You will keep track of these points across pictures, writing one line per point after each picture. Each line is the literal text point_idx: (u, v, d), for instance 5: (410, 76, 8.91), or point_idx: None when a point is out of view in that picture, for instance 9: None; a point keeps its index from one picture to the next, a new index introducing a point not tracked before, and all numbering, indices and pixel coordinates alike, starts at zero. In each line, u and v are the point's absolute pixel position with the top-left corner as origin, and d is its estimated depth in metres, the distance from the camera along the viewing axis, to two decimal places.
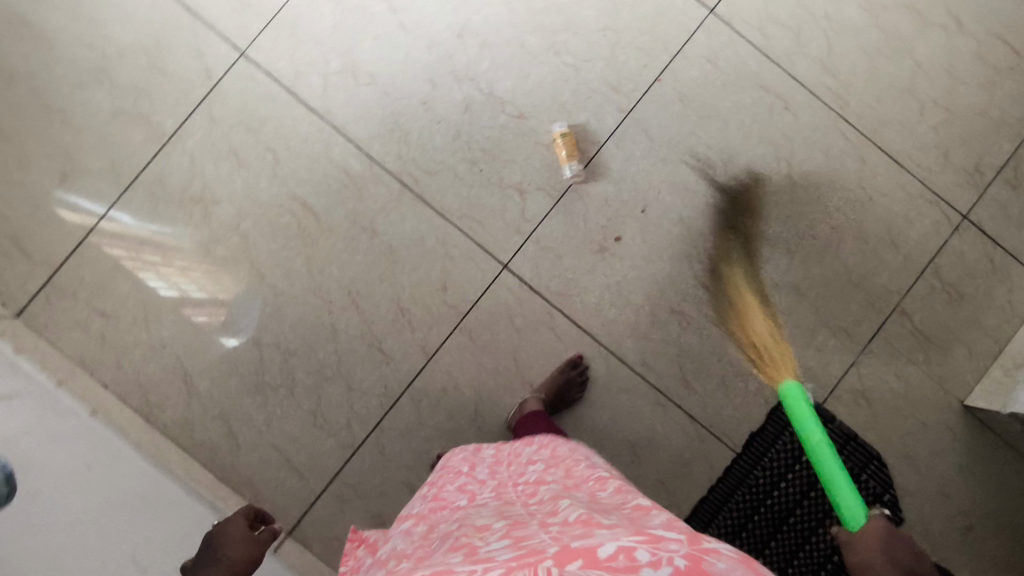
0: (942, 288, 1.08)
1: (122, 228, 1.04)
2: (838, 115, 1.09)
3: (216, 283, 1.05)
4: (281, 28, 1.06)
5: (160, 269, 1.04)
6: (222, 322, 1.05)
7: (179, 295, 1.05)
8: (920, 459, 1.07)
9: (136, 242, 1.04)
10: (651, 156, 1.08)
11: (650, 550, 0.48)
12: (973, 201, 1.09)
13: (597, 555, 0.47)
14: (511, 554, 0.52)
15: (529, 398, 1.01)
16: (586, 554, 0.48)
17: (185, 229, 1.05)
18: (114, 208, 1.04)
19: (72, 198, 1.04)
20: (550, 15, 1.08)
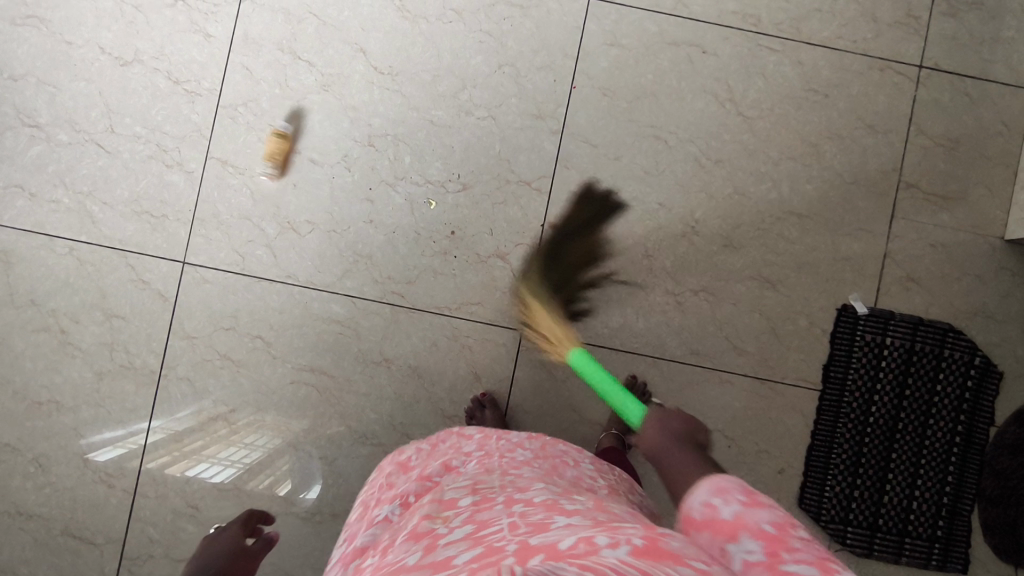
0: (933, 143, 1.05)
1: (156, 439, 1.02)
2: (756, 34, 1.06)
3: (265, 441, 1.02)
4: (206, 221, 1.04)
5: (209, 455, 1.02)
6: (288, 482, 1.02)
7: (238, 471, 1.02)
8: (992, 309, 1.05)
9: (175, 441, 1.02)
10: (603, 161, 1.05)
11: (608, 539, 0.47)
12: (921, 48, 1.05)
13: (555, 550, 0.46)
14: (475, 555, 0.49)
15: (603, 437, 0.99)
16: (544, 549, 0.47)
17: (211, 408, 1.03)
18: (142, 421, 1.03)
19: (99, 440, 1.02)
20: (443, 80, 1.05)
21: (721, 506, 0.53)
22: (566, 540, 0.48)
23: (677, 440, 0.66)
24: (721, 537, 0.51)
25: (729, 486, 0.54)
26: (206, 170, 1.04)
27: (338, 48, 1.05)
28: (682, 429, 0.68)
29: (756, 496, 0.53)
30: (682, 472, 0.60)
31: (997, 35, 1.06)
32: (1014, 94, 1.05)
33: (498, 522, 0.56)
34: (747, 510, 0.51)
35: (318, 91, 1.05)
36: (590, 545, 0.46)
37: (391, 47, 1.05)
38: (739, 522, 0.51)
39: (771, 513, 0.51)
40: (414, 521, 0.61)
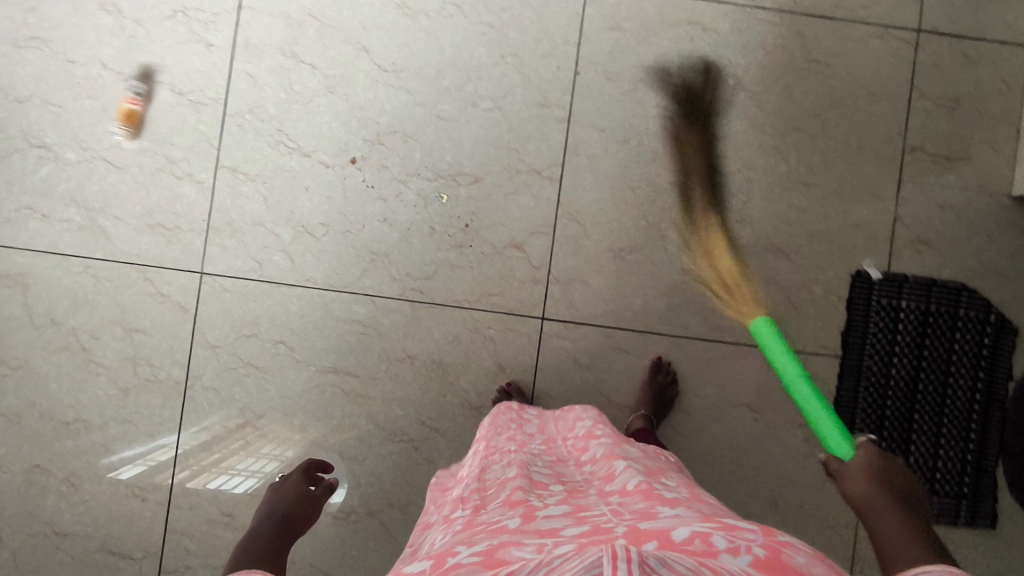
0: (936, 106, 1.06)
1: (175, 454, 1.02)
2: (755, 7, 1.06)
3: (285, 448, 1.02)
4: (220, 230, 1.04)
5: (230, 466, 1.02)
6: None
7: (260, 480, 1.02)
8: (1002, 266, 1.07)
9: (194, 455, 1.02)
10: (611, 144, 1.06)
11: (725, 540, 0.52)
12: (920, 12, 1.06)
13: (670, 541, 0.52)
14: (582, 531, 0.56)
15: (635, 419, 0.99)
16: (660, 540, 0.53)
17: (229, 419, 1.03)
18: (160, 437, 1.03)
19: (117, 459, 1.02)
20: (447, 75, 1.05)
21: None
22: (680, 531, 0.53)
23: (886, 485, 0.64)
24: None
25: None
26: (216, 179, 1.04)
27: (341, 49, 1.05)
28: (898, 479, 0.65)
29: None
30: (890, 512, 0.61)
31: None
32: (1013, 51, 1.06)
33: (596, 507, 0.63)
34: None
35: (323, 93, 1.05)
36: (709, 543, 0.51)
37: (393, 45, 1.05)
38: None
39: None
40: (508, 489, 0.68)
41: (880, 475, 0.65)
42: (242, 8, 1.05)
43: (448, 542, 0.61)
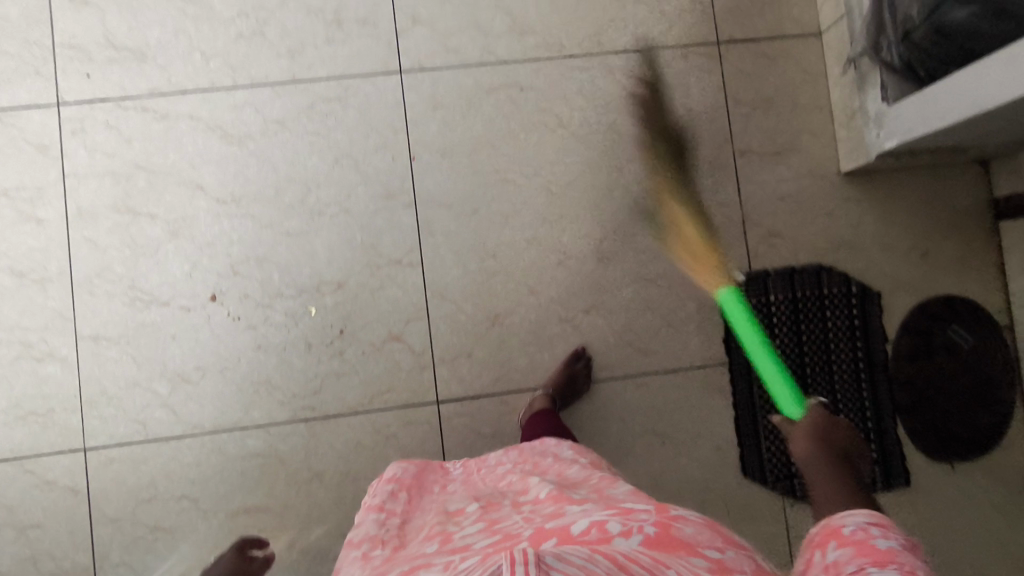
0: (751, 108, 1.13)
1: None
2: (562, 58, 1.10)
3: None
4: (94, 400, 1.01)
5: None
6: None
7: None
8: (850, 239, 1.13)
9: None
10: (462, 217, 1.07)
11: (621, 526, 0.58)
12: (713, 26, 1.13)
13: (569, 534, 0.57)
14: (493, 541, 0.59)
15: (535, 398, 1.03)
16: (563, 539, 0.57)
17: None
18: None
19: None
20: (286, 190, 1.05)
21: (877, 537, 0.58)
22: (580, 525, 0.58)
23: (828, 449, 0.81)
24: (867, 558, 0.56)
25: (888, 524, 0.60)
26: (79, 351, 1.02)
27: (175, 192, 1.04)
28: (840, 436, 0.84)
29: (912, 546, 0.58)
30: (818, 454, 0.80)
31: None
32: (805, 42, 1.13)
33: (509, 518, 0.66)
34: (900, 549, 0.56)
35: (168, 239, 1.04)
36: (604, 531, 0.57)
37: (226, 175, 1.05)
38: (889, 553, 0.56)
39: (918, 560, 0.56)
40: (427, 528, 0.69)
41: (815, 433, 0.84)
42: (66, 176, 1.04)
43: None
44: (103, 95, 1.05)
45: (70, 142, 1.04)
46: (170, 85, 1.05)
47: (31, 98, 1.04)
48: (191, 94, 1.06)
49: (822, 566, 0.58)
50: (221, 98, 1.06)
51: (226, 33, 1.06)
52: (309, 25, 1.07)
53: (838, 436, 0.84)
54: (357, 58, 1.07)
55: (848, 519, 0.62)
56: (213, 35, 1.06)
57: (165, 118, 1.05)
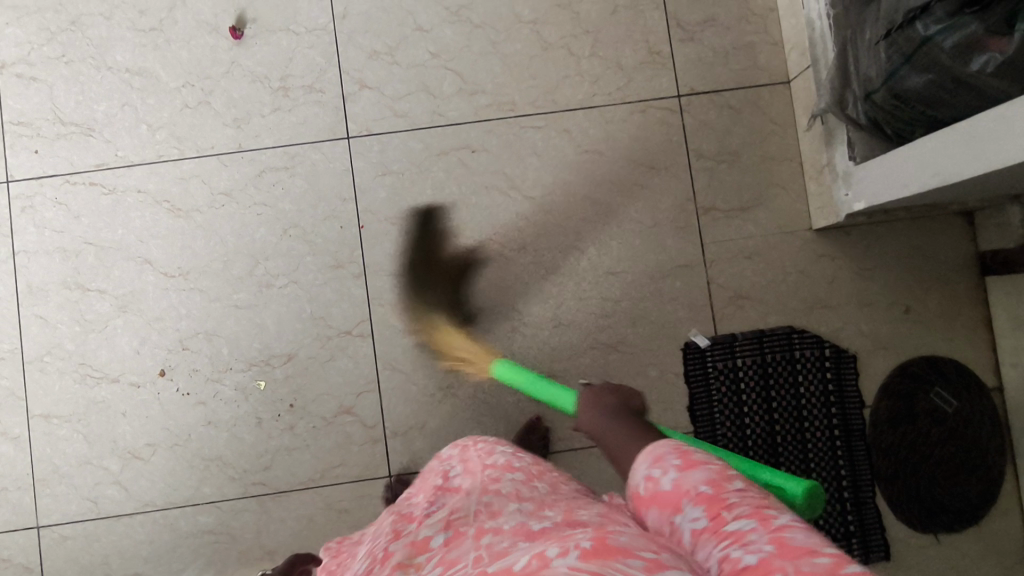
0: (715, 162, 1.07)
1: None
2: (515, 117, 1.07)
3: None
4: (47, 478, 1.02)
5: None
6: None
7: None
8: (825, 298, 1.07)
9: None
10: (413, 286, 1.05)
11: (557, 548, 0.44)
12: (673, 78, 1.08)
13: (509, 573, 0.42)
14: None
15: None
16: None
17: None
18: None
19: None
20: (234, 262, 1.04)
21: (662, 476, 0.53)
22: (519, 560, 0.44)
23: (609, 410, 0.71)
24: (665, 507, 0.51)
25: (663, 454, 0.55)
26: (31, 429, 1.02)
27: (124, 266, 1.04)
28: (610, 398, 0.73)
29: (727, 472, 0.52)
30: (590, 417, 0.72)
31: (737, 45, 1.09)
32: (772, 91, 1.08)
33: (461, 556, 0.50)
34: (681, 474, 0.52)
35: (117, 314, 1.03)
36: (542, 557, 0.43)
37: (175, 249, 1.04)
38: (678, 490, 0.51)
39: (702, 471, 0.51)
40: (376, 571, 0.52)
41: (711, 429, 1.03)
42: (16, 254, 1.04)
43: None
44: (52, 171, 1.05)
45: (20, 219, 1.04)
46: (116, 158, 1.05)
47: None
48: (137, 167, 1.05)
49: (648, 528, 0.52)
50: (168, 170, 1.05)
51: (171, 104, 1.05)
52: (255, 93, 1.06)
53: (613, 393, 0.73)
54: (304, 126, 1.06)
55: (636, 475, 0.56)
56: (159, 107, 1.05)
57: (112, 193, 1.04)
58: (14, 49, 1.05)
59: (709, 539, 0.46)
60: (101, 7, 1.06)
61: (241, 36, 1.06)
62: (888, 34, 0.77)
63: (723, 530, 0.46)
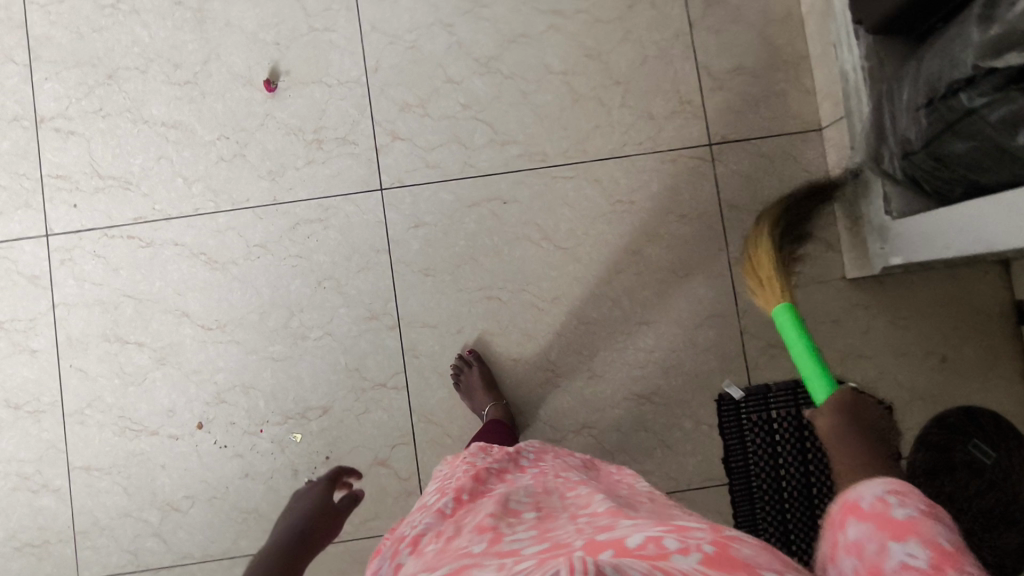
0: (747, 211, 1.07)
1: None
2: (547, 168, 1.07)
3: None
4: (87, 530, 1.03)
5: None
6: None
7: None
8: (859, 347, 1.06)
9: None
10: (446, 337, 1.05)
11: (678, 541, 0.48)
12: (705, 128, 1.08)
13: (624, 547, 0.48)
14: (541, 551, 0.51)
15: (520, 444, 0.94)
16: (613, 549, 0.49)
17: None
18: None
19: None
20: (270, 315, 1.05)
21: (892, 506, 0.48)
22: (635, 539, 0.50)
23: (860, 426, 0.66)
24: (887, 531, 0.46)
25: (910, 491, 0.49)
26: (72, 481, 1.03)
27: (162, 319, 1.05)
28: (867, 414, 0.68)
29: (937, 511, 0.48)
30: (851, 455, 0.64)
31: (768, 93, 1.09)
32: (804, 140, 1.08)
33: (564, 528, 0.58)
34: (923, 518, 0.46)
35: (156, 367, 1.04)
36: (662, 545, 0.48)
37: (211, 302, 1.05)
38: (914, 523, 0.46)
39: (947, 531, 0.46)
40: (480, 516, 0.62)
41: None
42: (56, 306, 1.04)
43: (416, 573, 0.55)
44: (90, 223, 1.05)
45: (59, 271, 1.05)
46: (154, 211, 1.05)
47: (21, 230, 1.05)
48: (174, 220, 1.05)
49: (839, 547, 0.49)
50: (204, 222, 1.05)
51: (206, 156, 1.06)
52: (288, 146, 1.06)
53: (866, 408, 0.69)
54: (337, 178, 1.06)
55: (865, 490, 0.51)
56: (194, 160, 1.06)
57: (150, 245, 1.05)
58: (52, 104, 1.06)
59: None
60: (137, 60, 1.07)
61: (274, 89, 1.07)
62: (931, 101, 0.77)
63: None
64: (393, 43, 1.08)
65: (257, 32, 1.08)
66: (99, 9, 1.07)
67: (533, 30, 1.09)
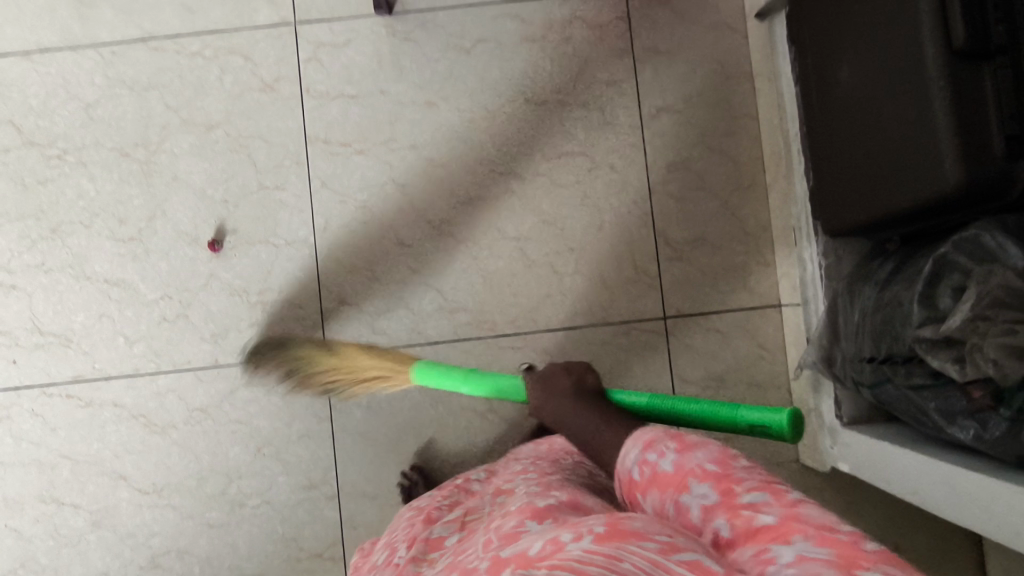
0: (700, 388, 1.05)
1: None
2: (496, 336, 1.05)
3: None
4: None
5: None
6: None
7: None
8: None
9: None
10: (386, 508, 1.03)
11: (571, 532, 0.45)
12: (661, 299, 1.06)
13: (524, 554, 0.44)
14: None
15: None
16: (513, 559, 0.45)
17: None
18: None
19: None
20: (208, 480, 1.03)
21: (658, 459, 0.54)
22: (533, 545, 0.45)
23: (577, 393, 0.72)
24: (670, 488, 0.52)
25: (655, 439, 0.57)
26: None
27: (98, 481, 1.03)
28: (564, 381, 0.74)
29: (694, 440, 0.55)
30: (560, 402, 0.72)
31: (727, 262, 1.06)
32: (763, 314, 1.05)
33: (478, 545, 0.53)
34: (681, 456, 0.53)
35: (91, 529, 1.03)
36: (555, 541, 0.44)
37: (150, 466, 1.03)
38: (679, 471, 0.52)
39: (706, 452, 0.53)
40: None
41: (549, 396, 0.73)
42: None
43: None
44: (29, 381, 1.04)
45: None
46: (94, 370, 1.04)
47: None
48: (115, 380, 1.04)
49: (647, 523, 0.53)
50: (144, 383, 1.04)
51: (148, 317, 1.04)
52: (232, 308, 1.04)
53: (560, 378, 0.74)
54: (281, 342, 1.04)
55: (626, 461, 0.57)
56: (136, 320, 1.04)
57: (88, 405, 1.03)
58: None
59: (721, 511, 0.47)
60: (81, 215, 1.05)
61: (219, 249, 1.04)
62: (874, 358, 0.75)
63: (739, 503, 0.47)
64: (343, 201, 1.06)
65: (205, 188, 1.05)
66: (45, 161, 1.05)
67: (486, 193, 1.06)
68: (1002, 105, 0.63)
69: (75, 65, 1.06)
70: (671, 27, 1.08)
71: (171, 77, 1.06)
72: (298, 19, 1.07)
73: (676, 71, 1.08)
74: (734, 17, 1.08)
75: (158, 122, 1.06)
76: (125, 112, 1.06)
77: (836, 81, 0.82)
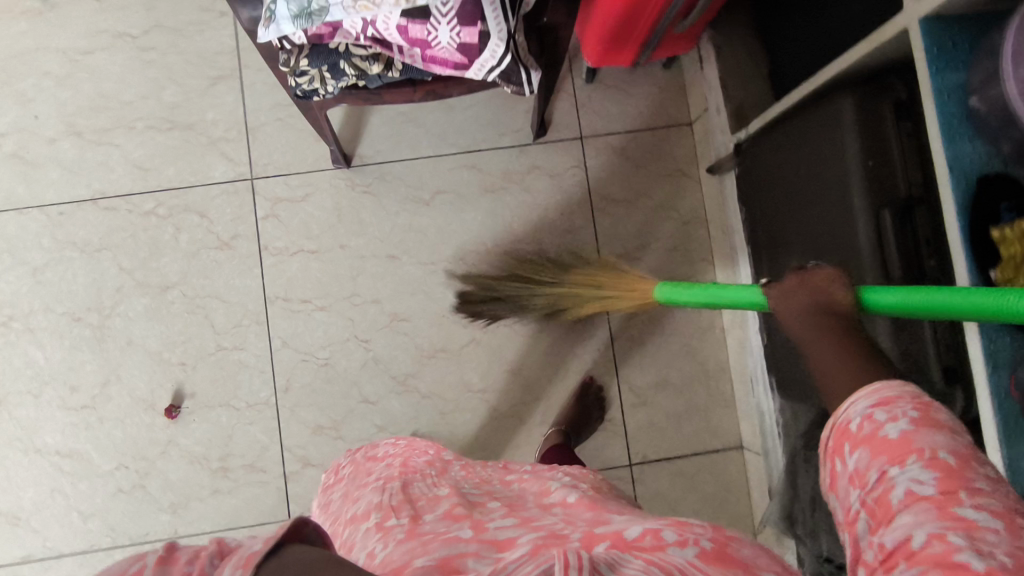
0: None
1: None
2: None
3: None
4: None
5: None
6: None
7: None
8: None
9: None
10: None
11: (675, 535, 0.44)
12: (626, 446, 1.07)
13: (622, 540, 0.44)
14: (540, 539, 0.45)
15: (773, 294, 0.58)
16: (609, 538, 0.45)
17: None
18: None
19: None
20: None
21: (885, 424, 0.40)
22: (632, 529, 0.45)
23: (824, 316, 0.53)
24: (883, 455, 0.38)
25: (894, 397, 0.41)
26: None
27: None
28: (807, 302, 0.55)
29: (930, 410, 0.40)
30: (803, 307, 0.55)
31: (690, 406, 1.08)
32: (727, 456, 1.07)
33: (540, 514, 0.51)
34: (918, 431, 0.38)
35: None
36: (658, 538, 0.43)
37: None
38: (907, 445, 0.38)
39: (947, 441, 0.38)
40: (443, 506, 0.52)
41: (813, 293, 0.55)
42: None
43: (383, 563, 0.44)
44: None
45: None
46: (44, 549, 1.00)
47: None
48: (68, 557, 1.00)
49: (833, 476, 0.42)
50: (100, 559, 1.00)
51: (104, 488, 1.01)
52: (192, 475, 1.02)
53: (809, 296, 0.55)
54: (245, 508, 1.02)
55: (851, 410, 0.42)
56: (91, 492, 1.01)
57: None
58: None
59: (932, 514, 0.35)
60: (30, 384, 1.01)
61: (176, 415, 1.02)
62: None
63: (956, 516, 0.34)
64: (306, 359, 1.04)
65: (161, 351, 1.03)
66: None
67: (452, 345, 1.06)
68: (938, 336, 0.67)
69: (23, 227, 1.03)
70: (626, 175, 1.11)
71: (123, 237, 1.04)
72: (255, 174, 1.06)
73: (633, 218, 1.10)
74: (686, 163, 1.11)
75: (110, 285, 1.03)
76: (75, 276, 1.03)
77: (786, 272, 0.86)
